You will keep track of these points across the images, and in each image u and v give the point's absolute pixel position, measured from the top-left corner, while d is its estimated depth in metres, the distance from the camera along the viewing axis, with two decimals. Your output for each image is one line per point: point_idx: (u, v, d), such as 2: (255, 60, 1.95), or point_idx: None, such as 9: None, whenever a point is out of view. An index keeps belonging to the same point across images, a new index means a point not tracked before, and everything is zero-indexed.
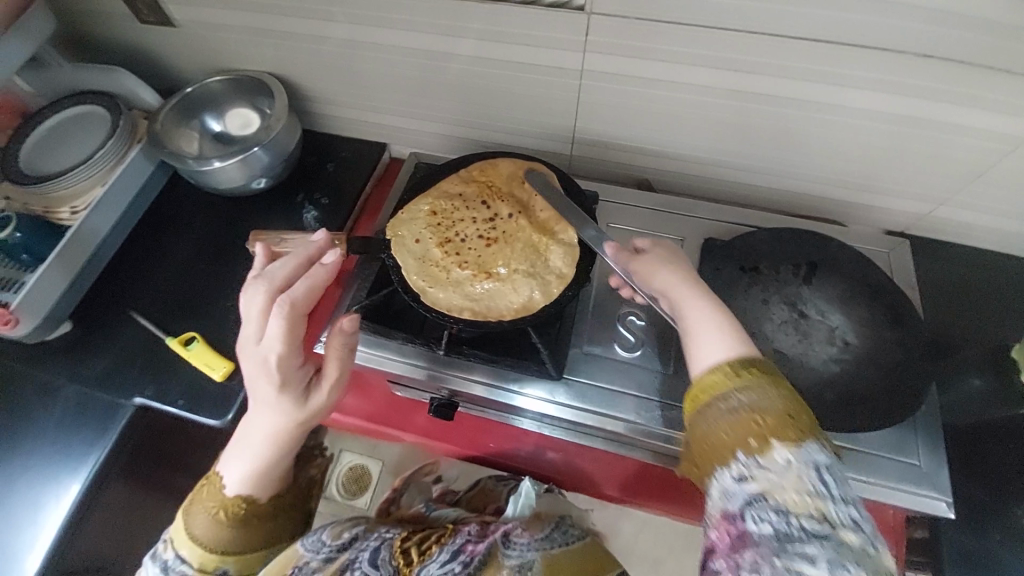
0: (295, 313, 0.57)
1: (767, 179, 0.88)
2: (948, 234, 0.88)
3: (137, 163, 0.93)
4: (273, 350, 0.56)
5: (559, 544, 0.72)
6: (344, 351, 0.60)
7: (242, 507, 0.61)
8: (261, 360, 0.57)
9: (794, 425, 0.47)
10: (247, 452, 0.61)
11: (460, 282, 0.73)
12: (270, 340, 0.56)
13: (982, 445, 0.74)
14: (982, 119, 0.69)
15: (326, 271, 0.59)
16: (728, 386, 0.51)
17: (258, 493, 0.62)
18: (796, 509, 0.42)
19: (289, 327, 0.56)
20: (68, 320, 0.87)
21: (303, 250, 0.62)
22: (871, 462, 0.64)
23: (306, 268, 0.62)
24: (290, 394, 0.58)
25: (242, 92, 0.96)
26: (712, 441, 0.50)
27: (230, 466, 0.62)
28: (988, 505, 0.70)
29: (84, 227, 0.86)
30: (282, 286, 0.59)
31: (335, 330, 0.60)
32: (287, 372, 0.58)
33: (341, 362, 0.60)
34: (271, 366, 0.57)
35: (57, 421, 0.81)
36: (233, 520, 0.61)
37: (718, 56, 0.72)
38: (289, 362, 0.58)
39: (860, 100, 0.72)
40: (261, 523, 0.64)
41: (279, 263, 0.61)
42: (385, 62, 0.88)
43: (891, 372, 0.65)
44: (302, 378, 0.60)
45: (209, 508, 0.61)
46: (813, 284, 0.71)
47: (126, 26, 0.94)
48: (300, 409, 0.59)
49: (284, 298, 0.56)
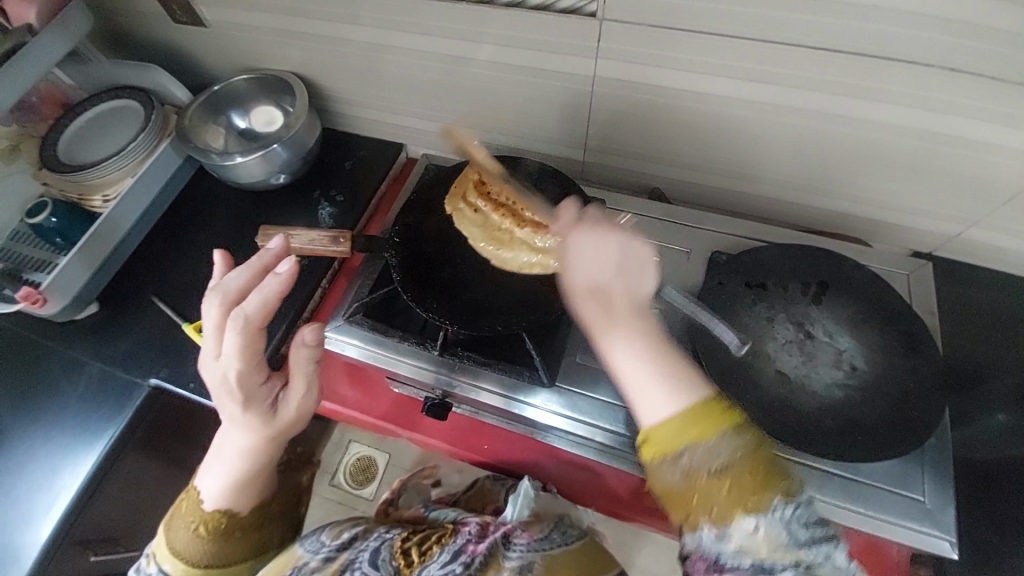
0: (250, 329, 0.58)
1: (784, 192, 0.85)
2: (979, 259, 0.83)
3: (165, 155, 0.97)
4: (233, 368, 0.59)
5: (558, 545, 0.72)
6: (308, 365, 0.64)
7: (222, 521, 0.65)
8: (223, 377, 0.60)
9: (754, 481, 0.45)
10: (224, 465, 0.65)
11: (524, 240, 0.76)
12: (229, 358, 0.59)
13: (1002, 485, 0.69)
14: (1018, 139, 0.65)
15: (277, 282, 0.58)
16: (682, 443, 0.47)
17: (238, 505, 0.66)
18: (771, 559, 0.43)
19: (246, 343, 0.58)
20: (95, 301, 0.92)
21: (260, 259, 0.62)
22: (870, 495, 0.61)
23: (263, 276, 0.62)
24: (256, 410, 0.62)
25: (266, 90, 1.00)
26: (672, 499, 0.47)
27: (207, 479, 0.66)
28: (1004, 549, 0.66)
29: (113, 214, 0.91)
30: (237, 298, 0.60)
31: (298, 344, 0.63)
32: (248, 389, 0.61)
33: (305, 374, 0.64)
34: (231, 383, 0.60)
35: (80, 395, 0.85)
36: (215, 534, 0.65)
37: (733, 65, 0.70)
38: (249, 380, 0.61)
39: (881, 114, 0.69)
40: (246, 534, 0.68)
41: (234, 272, 0.61)
42: (403, 65, 0.89)
43: (899, 401, 0.62)
44: (267, 392, 0.63)
45: (188, 524, 0.64)
46: (822, 304, 0.69)
47: (162, 25, 0.99)
48: (268, 423, 0.63)
49: (238, 315, 0.57)
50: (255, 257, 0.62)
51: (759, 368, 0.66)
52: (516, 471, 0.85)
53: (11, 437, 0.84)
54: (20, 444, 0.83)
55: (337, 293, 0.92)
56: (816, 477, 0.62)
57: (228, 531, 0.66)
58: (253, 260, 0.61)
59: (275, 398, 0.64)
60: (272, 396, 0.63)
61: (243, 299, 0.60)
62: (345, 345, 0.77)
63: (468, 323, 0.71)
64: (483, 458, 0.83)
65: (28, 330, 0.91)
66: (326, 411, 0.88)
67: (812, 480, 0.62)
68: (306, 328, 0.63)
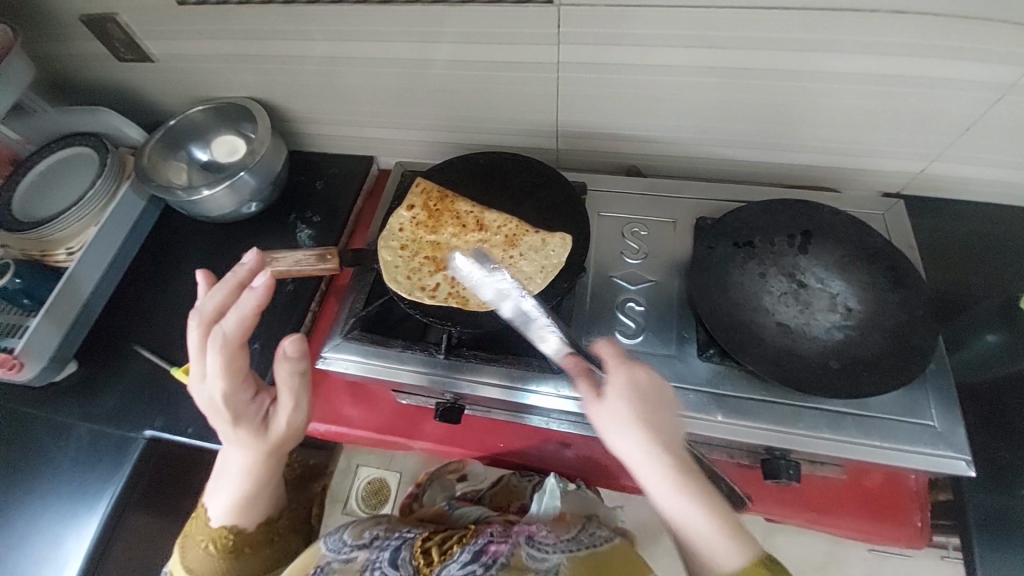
0: (229, 346, 0.56)
1: (755, 154, 0.88)
2: (945, 192, 0.87)
3: (128, 198, 0.94)
4: (217, 388, 0.57)
5: (586, 546, 0.66)
6: (292, 378, 0.59)
7: (230, 537, 0.66)
8: (209, 398, 0.58)
9: None
10: (229, 483, 0.66)
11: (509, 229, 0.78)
12: (213, 379, 0.57)
13: (1001, 402, 0.72)
14: (969, 70, 0.68)
15: (254, 297, 0.55)
16: None
17: (245, 522, 0.67)
18: None
19: (228, 362, 0.56)
20: (73, 360, 0.88)
21: (236, 274, 0.59)
22: (884, 427, 0.63)
23: (240, 291, 0.59)
24: (247, 426, 0.61)
25: (225, 120, 0.97)
26: None
27: (217, 496, 0.67)
28: (1015, 461, 0.69)
29: (80, 266, 0.87)
30: (216, 317, 0.57)
31: (279, 359, 0.59)
32: (237, 407, 0.60)
33: (291, 391, 0.60)
34: (218, 403, 0.58)
35: (73, 458, 0.82)
36: (226, 551, 0.66)
37: (690, 34, 0.71)
38: (237, 398, 0.59)
39: (838, 64, 0.71)
40: (257, 550, 0.69)
41: (213, 290, 0.58)
42: (364, 75, 0.88)
43: (896, 334, 0.64)
44: (257, 409, 0.61)
45: (199, 542, 0.67)
46: (809, 253, 0.71)
47: (108, 67, 0.95)
48: (262, 438, 0.62)
49: (217, 333, 0.55)
50: (230, 272, 0.59)
51: (761, 323, 0.67)
52: (539, 467, 0.84)
53: (5, 511, 0.80)
54: (14, 518, 0.79)
55: (329, 314, 0.91)
56: (829, 418, 0.64)
57: (238, 548, 0.67)
58: (229, 276, 0.59)
59: (266, 413, 0.62)
60: (263, 411, 0.62)
61: (221, 317, 0.57)
62: (344, 364, 0.74)
63: (470, 321, 0.70)
64: (500, 455, 0.83)
65: (5, 399, 0.86)
66: (332, 435, 0.85)
67: (826, 422, 0.63)
68: (286, 339, 0.58)
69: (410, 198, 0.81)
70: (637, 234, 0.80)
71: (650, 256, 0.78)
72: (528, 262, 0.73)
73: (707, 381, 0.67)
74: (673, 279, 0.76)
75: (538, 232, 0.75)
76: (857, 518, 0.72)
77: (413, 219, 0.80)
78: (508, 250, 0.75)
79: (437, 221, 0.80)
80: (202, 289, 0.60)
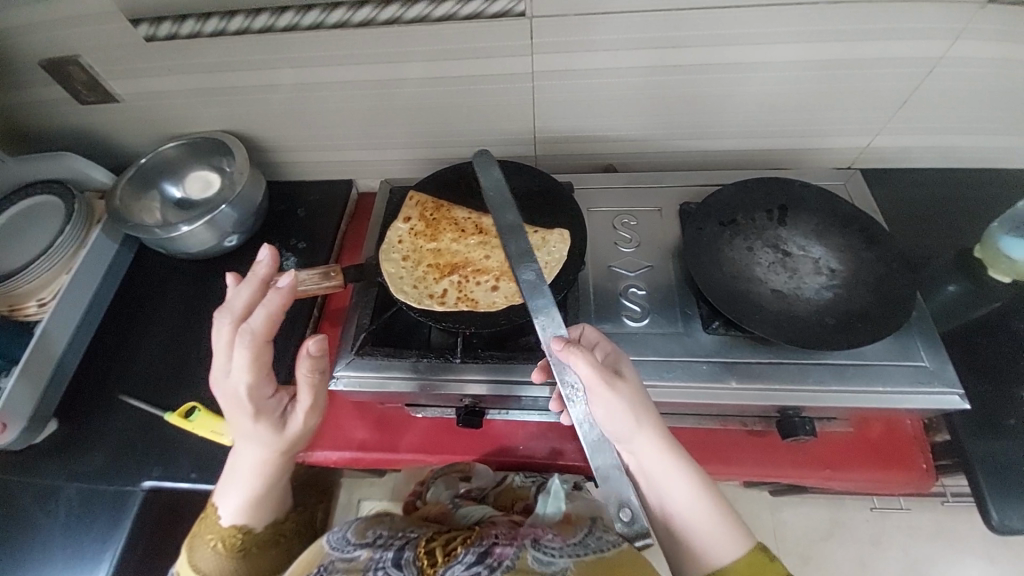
0: (258, 343, 0.54)
1: (721, 143, 0.94)
2: (891, 161, 0.95)
3: (100, 242, 0.90)
4: (243, 382, 0.55)
5: (593, 550, 0.61)
6: (313, 376, 0.58)
7: (239, 537, 0.65)
8: (232, 392, 0.56)
9: None
10: (240, 482, 0.64)
11: None
12: (238, 372, 0.55)
13: (976, 343, 0.79)
14: (899, 49, 0.77)
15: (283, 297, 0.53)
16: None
17: (255, 521, 0.66)
18: None
19: (254, 358, 0.54)
20: (53, 418, 0.82)
21: (259, 273, 0.56)
22: (882, 372, 0.68)
23: (266, 289, 0.57)
24: (267, 422, 0.59)
25: (198, 154, 0.95)
26: None
27: (227, 495, 0.65)
28: (996, 395, 0.75)
29: (54, 316, 0.83)
30: (245, 315, 0.56)
31: (302, 356, 0.57)
32: (259, 402, 0.58)
33: (308, 391, 0.59)
34: (242, 397, 0.56)
35: (63, 523, 0.76)
36: (234, 550, 0.65)
37: (652, 36, 0.77)
38: (260, 392, 0.58)
39: (785, 53, 0.78)
40: (263, 551, 0.67)
41: (239, 287, 0.56)
42: (340, 98, 0.89)
43: (876, 285, 0.69)
44: (276, 406, 0.60)
45: (209, 542, 0.65)
46: (788, 224, 0.77)
47: (72, 110, 0.93)
48: (279, 436, 0.60)
49: (245, 329, 0.54)
50: (252, 271, 0.56)
51: (756, 291, 0.71)
52: (550, 467, 0.81)
53: None
54: None
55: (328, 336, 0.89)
56: (833, 370, 0.68)
57: (246, 548, 0.66)
58: (252, 276, 0.56)
59: (285, 410, 0.61)
60: (282, 408, 0.61)
61: (250, 314, 0.56)
62: (357, 382, 0.73)
63: (485, 322, 0.71)
64: (520, 461, 0.81)
65: None
66: (344, 463, 0.82)
67: (831, 374, 0.68)
68: (309, 339, 0.56)
69: (406, 211, 0.85)
70: (628, 224, 0.84)
71: (642, 244, 0.82)
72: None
73: (712, 351, 0.71)
74: (666, 263, 0.80)
75: (537, 230, 0.77)
76: (867, 467, 0.76)
77: (411, 229, 0.83)
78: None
79: (435, 229, 0.83)
80: (230, 286, 0.58)
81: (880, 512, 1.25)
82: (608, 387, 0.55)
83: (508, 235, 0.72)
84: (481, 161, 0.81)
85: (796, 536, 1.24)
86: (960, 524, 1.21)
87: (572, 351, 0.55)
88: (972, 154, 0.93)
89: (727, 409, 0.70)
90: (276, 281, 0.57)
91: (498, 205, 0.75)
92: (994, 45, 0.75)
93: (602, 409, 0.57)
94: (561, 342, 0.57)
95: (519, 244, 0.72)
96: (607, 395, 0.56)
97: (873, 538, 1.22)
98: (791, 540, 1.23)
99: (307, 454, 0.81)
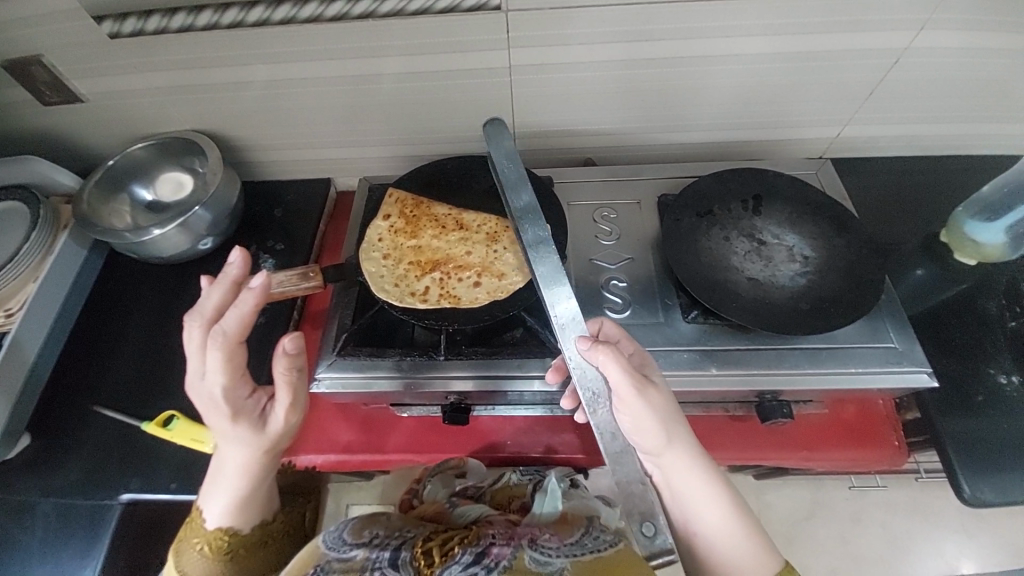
0: (229, 345, 0.53)
1: (698, 135, 0.95)
2: (861, 150, 0.98)
3: (68, 250, 0.87)
4: (217, 385, 0.55)
5: (590, 550, 0.61)
6: (290, 375, 0.57)
7: (225, 539, 0.64)
8: (208, 395, 0.56)
9: None
10: (224, 485, 0.63)
11: (492, 227, 0.82)
12: (212, 375, 0.55)
13: (945, 325, 0.82)
14: (865, 41, 0.79)
15: (253, 297, 0.52)
16: None
17: (241, 524, 0.65)
18: None
19: (229, 359, 0.54)
20: (25, 433, 0.79)
21: (228, 274, 0.55)
22: (854, 354, 0.70)
23: (238, 291, 0.56)
24: (245, 423, 0.59)
25: (168, 155, 0.93)
26: None
27: (211, 499, 0.64)
28: (963, 373, 0.78)
29: (21, 327, 0.80)
30: (217, 316, 0.55)
31: (279, 354, 0.56)
32: (236, 403, 0.58)
33: (286, 390, 0.59)
34: (218, 399, 0.56)
35: (41, 539, 0.74)
36: (220, 554, 0.64)
37: (627, 30, 0.77)
38: (236, 393, 0.57)
39: (757, 46, 0.80)
40: (251, 552, 0.67)
41: (209, 290, 0.56)
42: (315, 95, 0.87)
43: (848, 271, 0.72)
44: (255, 406, 0.60)
45: (196, 545, 0.64)
46: (762, 213, 0.78)
47: (34, 112, 0.90)
48: (259, 437, 0.60)
49: (217, 332, 0.53)
50: (222, 272, 0.55)
51: (734, 280, 0.73)
52: (538, 461, 0.82)
53: None
54: None
55: (310, 337, 0.88)
56: (808, 354, 0.70)
57: (233, 550, 0.65)
58: (221, 277, 0.55)
59: (264, 410, 0.60)
60: (260, 408, 0.60)
61: (221, 317, 0.55)
62: (340, 382, 0.73)
63: (468, 318, 0.71)
64: (508, 456, 0.82)
65: None
66: (329, 466, 0.82)
67: (805, 358, 0.70)
68: (284, 337, 0.56)
69: (385, 208, 0.84)
70: (608, 218, 0.85)
71: (622, 236, 0.83)
72: (512, 254, 0.78)
73: (693, 340, 0.72)
74: (646, 255, 0.81)
75: None
76: (843, 447, 0.78)
77: (391, 227, 0.82)
78: (492, 245, 0.79)
79: (415, 226, 0.82)
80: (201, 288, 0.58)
81: (859, 491, 1.29)
82: (638, 393, 0.55)
83: (524, 220, 0.64)
84: (494, 131, 0.72)
85: (781, 517, 1.27)
86: (934, 500, 1.26)
87: (603, 354, 0.55)
88: (936, 141, 0.96)
89: (708, 395, 0.72)
90: (248, 282, 0.56)
91: (512, 185, 0.67)
92: (953, 34, 0.78)
93: (629, 414, 0.57)
94: (589, 342, 0.56)
95: (536, 229, 0.63)
96: (635, 401, 0.55)
97: (853, 516, 1.26)
98: (775, 523, 1.26)
99: (291, 458, 0.80)
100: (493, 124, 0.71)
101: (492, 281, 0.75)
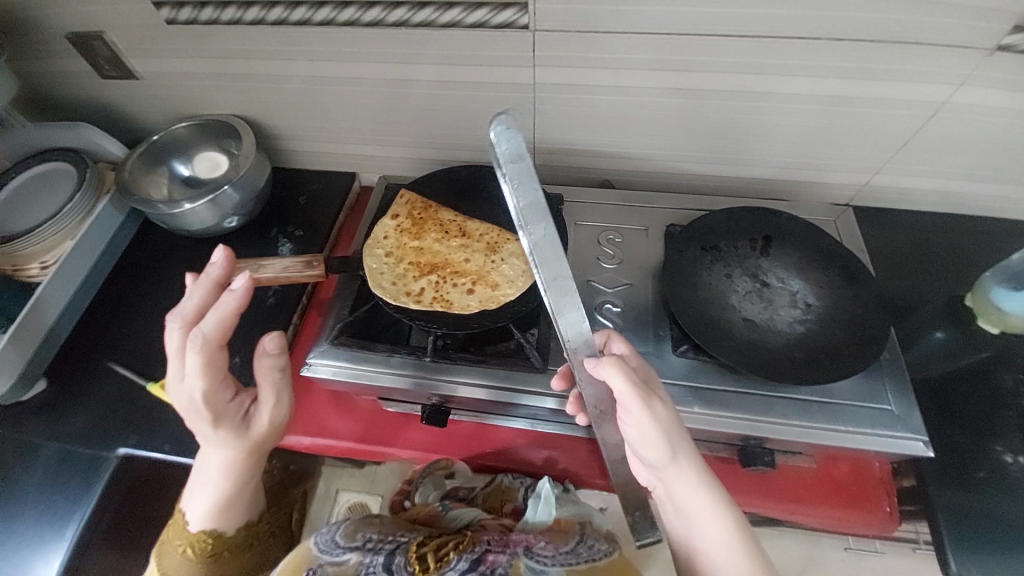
0: (209, 347, 0.57)
1: (723, 168, 0.94)
2: (892, 201, 0.95)
3: (106, 213, 0.94)
4: (198, 388, 0.58)
5: (585, 559, 0.66)
6: (271, 374, 0.62)
7: (208, 542, 0.70)
8: (188, 397, 0.60)
9: None
10: (208, 485, 0.67)
11: (493, 239, 0.83)
12: (193, 379, 0.58)
13: (956, 393, 0.78)
14: (903, 90, 0.77)
15: (233, 299, 0.56)
16: None
17: (224, 526, 0.70)
18: None
19: (208, 362, 0.58)
20: (43, 377, 0.86)
21: (209, 274, 0.59)
22: (847, 412, 0.67)
23: (218, 291, 0.60)
24: (228, 426, 0.62)
25: (207, 136, 0.99)
26: None
27: (194, 501, 0.69)
28: (971, 448, 0.73)
29: (53, 281, 0.86)
30: (196, 318, 0.59)
31: (260, 354, 0.62)
32: (218, 406, 0.61)
33: (267, 390, 0.63)
34: (198, 402, 0.59)
35: (39, 482, 0.78)
36: (204, 556, 0.70)
37: (657, 58, 0.78)
38: (216, 398, 0.61)
39: (792, 86, 0.79)
40: (236, 554, 0.73)
41: (189, 291, 0.59)
42: (350, 94, 0.91)
43: (850, 324, 0.69)
44: (237, 409, 0.64)
45: (178, 547, 0.70)
46: (770, 255, 0.77)
47: (94, 83, 0.98)
48: (242, 437, 0.64)
49: (197, 335, 0.56)
50: (203, 273, 0.59)
51: (729, 319, 0.72)
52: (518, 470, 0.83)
53: None
54: None
55: (312, 324, 0.91)
56: (798, 405, 0.68)
57: (216, 552, 0.71)
58: (203, 278, 0.59)
59: (247, 412, 0.64)
60: (243, 410, 0.64)
61: (201, 318, 0.59)
62: (331, 370, 0.75)
63: (455, 324, 0.73)
64: (489, 463, 0.83)
65: None
66: (318, 450, 0.84)
67: (795, 409, 0.68)
68: (266, 337, 0.61)
69: (395, 208, 0.87)
70: (613, 241, 0.85)
71: (624, 261, 0.83)
72: (510, 266, 0.79)
73: (681, 375, 0.71)
74: (646, 282, 0.81)
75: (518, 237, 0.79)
76: (830, 505, 0.75)
77: (398, 226, 0.85)
78: (491, 255, 0.81)
79: (421, 227, 0.85)
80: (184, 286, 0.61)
81: (856, 553, 1.23)
82: (641, 406, 0.54)
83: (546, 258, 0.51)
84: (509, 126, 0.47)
85: None
86: None
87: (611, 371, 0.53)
88: (973, 200, 0.92)
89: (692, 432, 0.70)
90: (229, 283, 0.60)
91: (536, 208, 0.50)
92: (1000, 93, 0.75)
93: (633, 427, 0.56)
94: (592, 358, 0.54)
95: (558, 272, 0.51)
96: (644, 420, 0.54)
97: None
98: None
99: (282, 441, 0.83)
100: (501, 120, 0.46)
101: (485, 291, 0.76)
